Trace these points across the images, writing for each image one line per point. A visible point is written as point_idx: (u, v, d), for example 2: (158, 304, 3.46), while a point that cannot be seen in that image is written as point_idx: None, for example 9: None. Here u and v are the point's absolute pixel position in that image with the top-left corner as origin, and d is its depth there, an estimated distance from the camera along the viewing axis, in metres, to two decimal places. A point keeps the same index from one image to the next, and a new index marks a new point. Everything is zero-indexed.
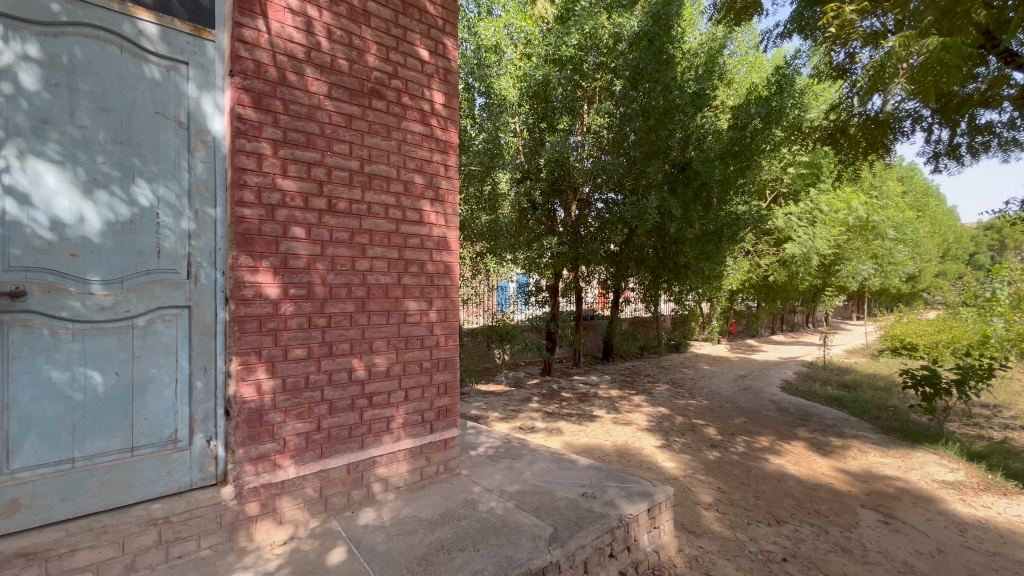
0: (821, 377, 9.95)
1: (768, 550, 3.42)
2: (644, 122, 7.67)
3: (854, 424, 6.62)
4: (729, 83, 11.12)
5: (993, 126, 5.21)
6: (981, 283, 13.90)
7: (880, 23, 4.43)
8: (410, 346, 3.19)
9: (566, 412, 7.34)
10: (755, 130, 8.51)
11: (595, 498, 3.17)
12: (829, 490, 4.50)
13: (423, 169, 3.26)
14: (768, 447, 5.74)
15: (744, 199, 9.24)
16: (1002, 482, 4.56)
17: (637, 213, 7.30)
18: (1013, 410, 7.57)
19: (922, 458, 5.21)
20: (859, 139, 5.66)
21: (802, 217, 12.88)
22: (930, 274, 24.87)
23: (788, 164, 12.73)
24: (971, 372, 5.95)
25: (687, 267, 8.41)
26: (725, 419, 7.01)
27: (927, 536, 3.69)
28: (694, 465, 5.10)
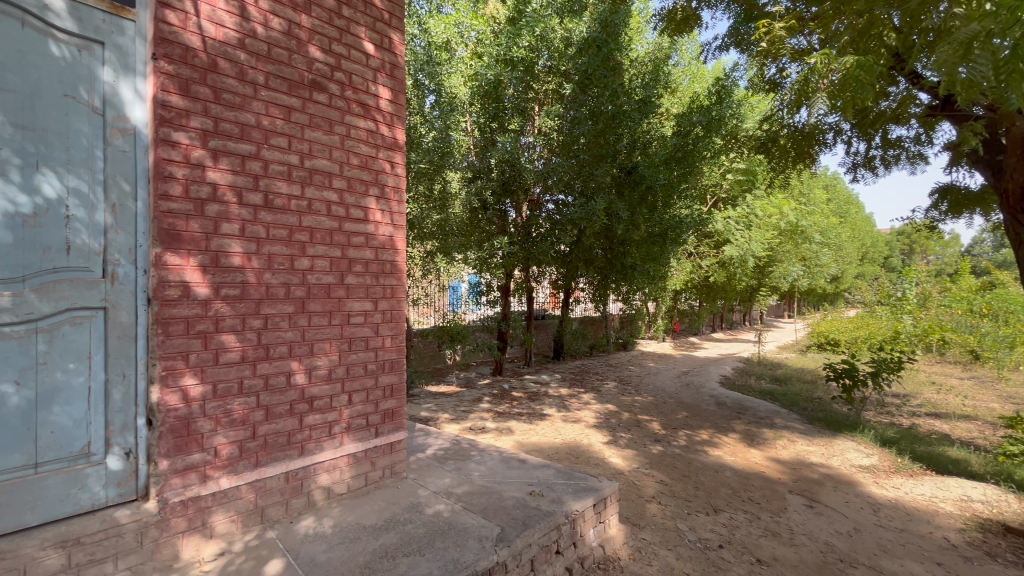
0: (756, 373, 10.57)
1: (705, 538, 3.58)
2: (593, 126, 7.79)
3: (784, 415, 7.07)
4: (673, 91, 11.62)
5: (902, 141, 5.73)
6: (893, 284, 15.28)
7: (806, 41, 4.75)
8: (354, 348, 3.08)
9: (517, 411, 7.37)
10: (696, 138, 8.91)
11: (542, 497, 3.20)
12: (761, 479, 4.78)
13: (367, 165, 3.17)
14: (707, 439, 6.03)
15: (686, 203, 9.66)
16: (909, 464, 5.02)
17: (586, 214, 7.46)
18: (918, 399, 8.37)
19: (842, 445, 5.65)
20: (788, 149, 6.06)
21: (739, 222, 13.64)
22: (851, 275, 27.05)
23: (727, 170, 13.42)
24: (884, 365, 6.51)
25: (633, 268, 8.69)
26: (668, 414, 7.30)
27: (846, 517, 3.99)
28: (639, 460, 5.27)
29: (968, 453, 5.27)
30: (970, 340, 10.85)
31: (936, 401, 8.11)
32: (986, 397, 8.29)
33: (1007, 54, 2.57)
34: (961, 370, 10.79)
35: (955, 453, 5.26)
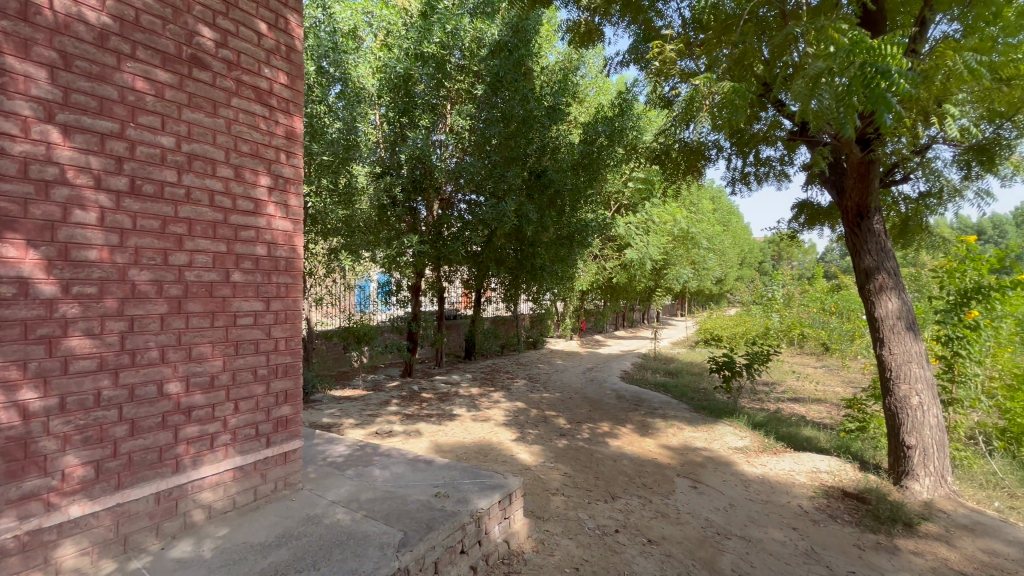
0: (652, 367, 11.44)
1: (603, 524, 3.79)
2: (504, 128, 7.87)
3: (675, 405, 7.74)
4: (581, 101, 12.25)
5: (770, 160, 6.56)
6: (765, 285, 17.43)
7: (694, 65, 5.23)
8: (241, 351, 2.83)
9: (427, 413, 7.25)
10: (601, 147, 9.40)
11: (447, 497, 3.17)
12: (654, 465, 5.18)
13: (258, 153, 2.93)
14: (608, 431, 6.41)
15: (592, 208, 10.18)
16: (774, 444, 5.74)
17: (497, 215, 7.53)
18: (782, 386, 9.60)
19: (721, 430, 6.32)
20: (680, 161, 6.67)
21: (639, 227, 14.70)
22: (733, 279, 30.34)
23: (629, 178, 14.33)
24: (756, 357, 7.39)
25: (543, 269, 8.97)
26: (573, 409, 7.63)
27: (723, 494, 4.45)
28: (545, 454, 5.44)
29: (818, 432, 6.13)
30: (821, 334, 12.67)
31: (795, 388, 9.35)
32: (832, 383, 9.74)
33: (846, 91, 3.08)
34: (815, 360, 12.60)
35: (809, 432, 6.10)
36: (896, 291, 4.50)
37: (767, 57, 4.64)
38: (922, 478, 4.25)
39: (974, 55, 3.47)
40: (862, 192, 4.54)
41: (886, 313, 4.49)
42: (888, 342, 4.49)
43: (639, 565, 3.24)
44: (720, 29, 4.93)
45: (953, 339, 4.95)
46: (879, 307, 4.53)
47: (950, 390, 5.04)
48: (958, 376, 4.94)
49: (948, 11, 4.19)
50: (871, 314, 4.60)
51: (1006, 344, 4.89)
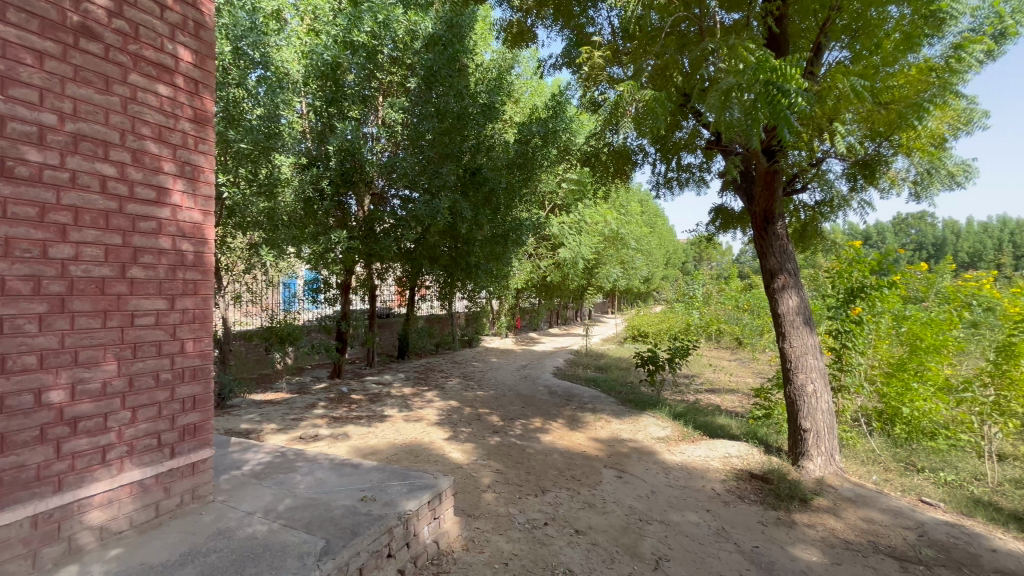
0: (583, 363, 11.81)
1: (533, 518, 3.86)
2: (439, 124, 7.75)
3: (603, 399, 8.04)
4: (516, 101, 12.41)
5: (690, 167, 6.99)
6: (687, 284, 18.58)
7: (621, 72, 5.47)
8: (140, 355, 2.57)
9: (356, 415, 7.01)
10: (535, 147, 9.52)
11: (374, 501, 3.08)
12: (582, 457, 5.35)
13: (162, 137, 2.67)
14: (539, 427, 6.54)
15: (526, 207, 10.33)
16: (692, 433, 6.13)
17: (430, 212, 7.36)
18: (700, 378, 10.29)
19: (646, 421, 6.65)
20: (609, 164, 6.93)
21: (572, 227, 15.11)
22: (659, 278, 32.06)
23: (563, 179, 14.60)
24: (677, 352, 7.85)
25: (477, 267, 8.96)
26: (507, 406, 7.70)
27: (646, 482, 4.69)
28: (478, 452, 5.45)
29: (731, 420, 6.63)
30: (735, 330, 13.73)
31: (712, 380, 10.05)
32: (744, 374, 10.59)
33: (752, 105, 3.46)
34: (730, 353, 13.64)
35: (723, 420, 6.57)
36: (796, 290, 4.97)
37: (685, 67, 4.89)
38: (815, 458, 4.72)
39: (859, 80, 3.90)
40: (768, 199, 4.96)
41: (787, 309, 4.95)
42: (789, 335, 4.94)
43: (567, 555, 3.33)
44: (644, 40, 5.23)
45: (842, 332, 5.56)
46: (782, 304, 4.98)
47: (839, 377, 5.68)
48: (846, 365, 5.57)
49: (839, 39, 4.69)
50: (775, 311, 5.03)
51: (885, 336, 5.54)
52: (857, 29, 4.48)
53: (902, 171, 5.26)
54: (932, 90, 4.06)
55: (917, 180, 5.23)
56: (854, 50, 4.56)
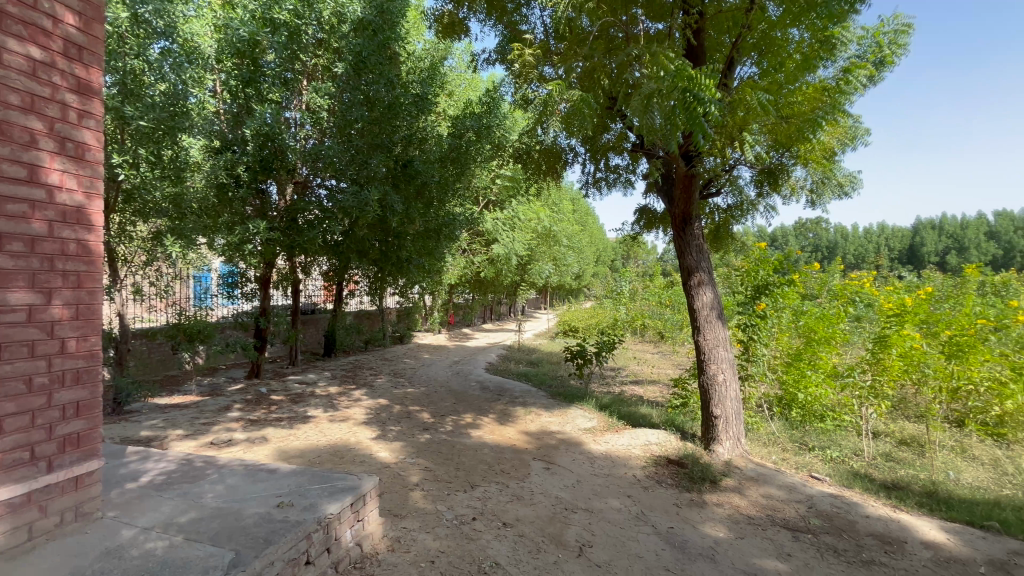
0: (515, 358, 11.94)
1: (461, 514, 3.85)
2: (368, 113, 7.50)
3: (534, 393, 8.19)
4: (449, 94, 12.25)
5: (617, 168, 7.26)
6: (615, 281, 19.39)
7: (552, 73, 5.58)
8: (7, 357, 2.24)
9: (276, 416, 6.61)
10: (469, 141, 9.43)
11: (291, 506, 2.92)
12: (512, 451, 5.42)
13: (34, 108, 2.34)
14: (470, 422, 6.54)
15: (459, 202, 10.23)
16: (616, 423, 6.40)
17: (358, 204, 7.03)
18: (625, 371, 10.77)
19: (574, 413, 6.87)
20: (540, 162, 7.02)
21: (505, 223, 15.20)
22: (589, 275, 33.19)
23: (497, 175, 14.60)
24: (604, 346, 8.17)
25: (409, 261, 8.76)
26: (437, 403, 7.61)
27: (572, 473, 4.84)
28: (407, 450, 5.34)
29: (652, 409, 7.01)
30: (658, 324, 14.54)
31: (636, 372, 10.57)
32: (665, 366, 11.25)
33: (672, 111, 3.65)
34: (653, 347, 14.42)
35: (645, 410, 6.93)
36: (710, 286, 5.32)
37: (611, 70, 5.08)
38: (724, 442, 5.11)
39: (764, 95, 4.29)
40: (686, 202, 5.28)
41: (702, 304, 5.29)
42: (704, 329, 5.29)
43: (494, 549, 3.35)
44: (575, 41, 5.36)
45: (748, 326, 6.05)
46: (698, 299, 5.31)
47: (746, 367, 6.18)
48: (752, 356, 6.07)
49: (750, 55, 5.05)
50: (692, 306, 5.37)
51: (786, 329, 6.12)
52: (763, 50, 4.84)
53: (800, 180, 5.83)
54: (824, 108, 4.52)
55: (813, 188, 5.81)
56: (761, 66, 4.92)
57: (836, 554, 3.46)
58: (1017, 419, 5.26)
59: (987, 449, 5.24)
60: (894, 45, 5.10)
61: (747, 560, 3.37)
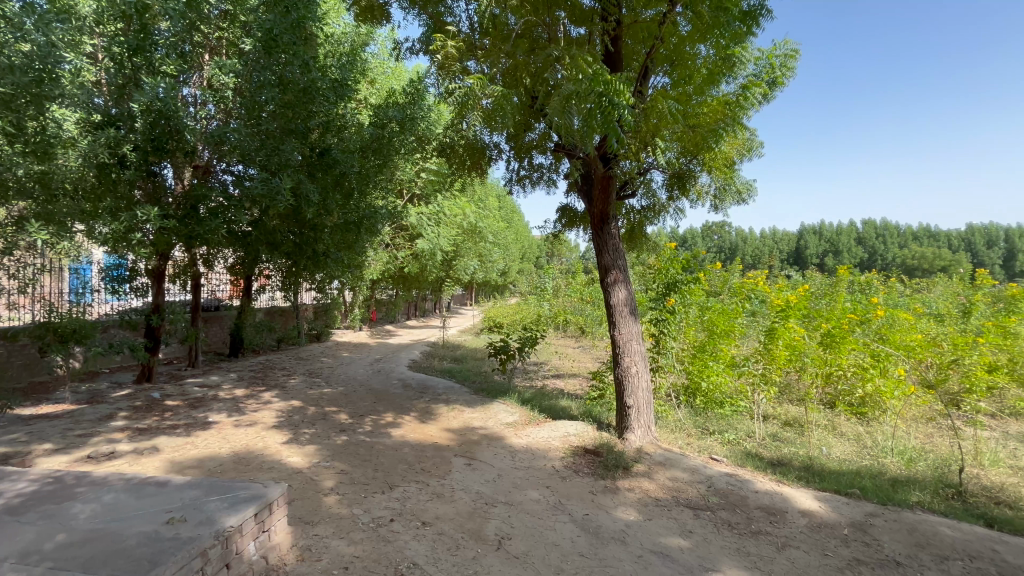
0: (439, 355, 11.81)
1: (378, 516, 3.73)
2: (280, 95, 6.94)
3: (457, 389, 8.15)
4: (371, 81, 11.86)
5: (541, 167, 7.40)
6: (540, 278, 19.82)
7: (475, 68, 5.59)
8: None
9: (171, 423, 6.00)
10: (392, 132, 9.13)
11: (185, 521, 2.66)
12: (433, 448, 5.36)
13: None
14: (391, 421, 6.37)
15: (382, 194, 9.88)
16: (538, 416, 6.54)
17: (269, 192, 6.46)
18: (548, 365, 11.06)
19: (496, 408, 6.94)
20: (464, 157, 6.97)
21: (430, 218, 14.96)
22: (515, 271, 33.65)
23: (422, 169, 14.29)
24: (526, 341, 8.31)
25: (325, 255, 8.41)
26: (356, 403, 7.31)
27: (493, 467, 4.87)
28: (321, 454, 5.08)
29: (571, 402, 7.25)
30: (580, 320, 15.06)
31: (558, 366, 10.90)
32: (585, 360, 11.69)
33: (592, 112, 3.77)
34: (575, 341, 14.93)
35: (564, 403, 7.16)
36: (625, 284, 5.59)
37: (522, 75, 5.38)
38: (636, 430, 5.41)
39: (673, 104, 4.62)
40: (603, 202, 5.52)
41: (618, 300, 5.55)
42: (619, 324, 5.55)
43: (412, 549, 3.28)
44: (499, 38, 5.44)
45: (659, 320, 6.51)
46: (613, 296, 5.56)
47: (656, 359, 6.60)
48: (663, 349, 6.50)
49: (663, 67, 5.26)
50: (608, 302, 5.61)
51: (692, 324, 6.58)
52: (673, 62, 5.09)
53: (704, 186, 6.32)
54: (725, 121, 4.91)
55: (717, 194, 6.31)
56: (672, 78, 5.14)
57: (730, 528, 3.80)
58: (875, 400, 6.05)
59: (852, 426, 6.01)
60: (784, 67, 5.76)
61: (654, 539, 3.60)
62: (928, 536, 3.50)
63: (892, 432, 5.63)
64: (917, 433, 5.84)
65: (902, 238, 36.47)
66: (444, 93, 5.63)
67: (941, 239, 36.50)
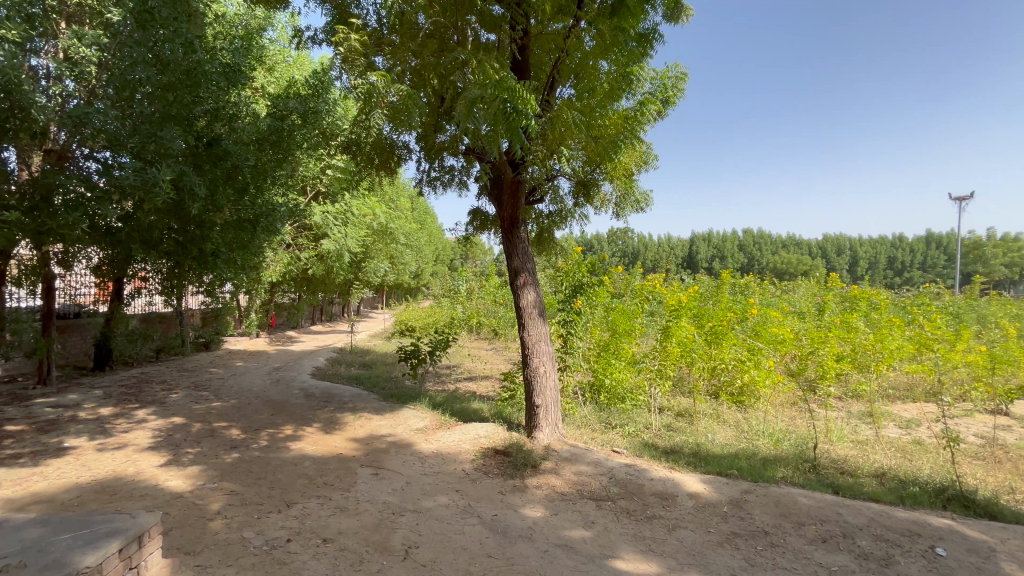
0: (346, 361, 11.27)
1: (272, 538, 3.46)
2: (159, 76, 6.19)
3: (365, 396, 7.83)
4: (268, 68, 11.03)
5: (452, 169, 7.35)
6: (454, 280, 19.72)
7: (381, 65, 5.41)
8: None
9: (13, 452, 5.08)
10: (293, 125, 8.55)
11: (27, 566, 2.26)
12: (336, 460, 5.09)
13: None
14: (289, 434, 5.94)
15: (281, 190, 9.20)
16: (448, 419, 6.48)
17: (144, 184, 5.59)
18: (460, 368, 11.04)
19: (406, 414, 6.77)
20: (372, 155, 6.73)
21: (337, 218, 14.21)
22: (428, 273, 33.15)
23: (327, 165, 13.49)
24: (438, 344, 8.21)
25: (215, 256, 7.71)
26: (250, 416, 6.71)
27: (401, 475, 4.75)
28: (206, 475, 4.59)
29: (483, 403, 7.29)
30: (493, 322, 15.21)
31: (470, 369, 10.90)
32: (497, 361, 11.83)
33: (501, 113, 3.85)
34: (488, 343, 15.06)
35: (476, 405, 7.18)
36: (533, 286, 5.73)
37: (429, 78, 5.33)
38: (544, 428, 5.57)
39: (576, 115, 4.86)
40: (513, 206, 5.63)
41: (527, 302, 5.68)
42: (528, 326, 5.67)
43: (310, 570, 3.09)
44: (407, 36, 5.37)
45: (567, 321, 6.81)
46: (522, 298, 5.68)
47: (564, 358, 6.91)
48: (570, 348, 6.81)
49: (569, 79, 5.51)
50: (517, 304, 5.72)
51: (598, 324, 6.95)
52: (578, 75, 5.36)
53: (608, 194, 6.69)
54: (625, 133, 5.22)
55: (618, 202, 6.73)
56: (577, 89, 5.41)
57: (628, 515, 4.05)
58: (751, 389, 6.81)
59: (732, 413, 6.70)
60: (675, 88, 6.30)
61: (559, 533, 3.73)
62: (789, 506, 4.01)
63: (763, 417, 6.39)
64: (783, 417, 6.68)
65: (773, 245, 41.64)
66: (348, 87, 5.41)
67: (803, 247, 42.20)
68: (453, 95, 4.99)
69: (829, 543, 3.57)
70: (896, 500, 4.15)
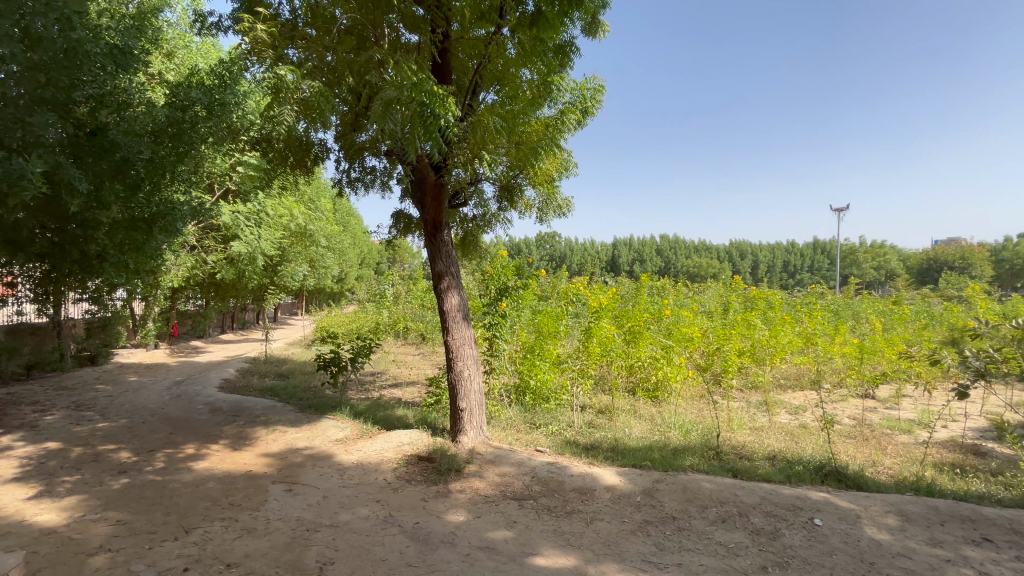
0: (259, 371, 10.53)
1: (165, 569, 3.15)
2: (26, 54, 5.41)
3: (280, 408, 7.35)
4: (165, 54, 10.10)
5: (375, 170, 7.12)
6: (379, 284, 19.10)
7: (294, 57, 5.15)
8: None
9: None
10: (196, 116, 7.81)
11: None
12: (245, 478, 4.74)
13: None
14: (191, 454, 5.43)
15: (183, 187, 8.40)
16: (370, 428, 6.26)
17: (7, 176, 4.85)
18: (385, 375, 10.71)
19: (325, 424, 6.45)
20: (286, 154, 6.38)
21: (249, 218, 13.25)
22: (353, 277, 31.89)
23: (237, 163, 12.37)
24: (360, 350, 7.90)
25: (102, 259, 7.05)
26: (143, 437, 6.05)
27: (318, 489, 4.52)
28: (87, 505, 4.08)
29: (408, 410, 7.13)
30: (420, 326, 14.95)
31: (395, 375, 10.61)
32: (424, 367, 11.62)
33: (417, 114, 3.83)
34: (414, 348, 14.76)
35: (400, 412, 7.00)
36: (457, 290, 5.72)
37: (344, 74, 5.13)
38: (469, 432, 5.56)
39: (498, 120, 4.94)
40: (436, 209, 5.58)
41: (451, 306, 5.65)
42: (452, 330, 5.64)
43: None
44: (323, 31, 5.19)
45: (492, 324, 6.87)
46: (446, 302, 5.65)
47: (491, 361, 6.94)
48: (496, 351, 6.86)
49: (492, 86, 5.58)
50: (442, 308, 5.67)
51: (524, 326, 7.08)
52: (500, 81, 5.45)
53: (531, 199, 6.84)
54: (546, 140, 5.37)
55: (541, 206, 6.89)
56: (500, 96, 5.49)
57: (549, 512, 4.16)
58: (665, 385, 7.27)
59: (648, 408, 7.10)
60: (593, 99, 6.60)
61: (481, 535, 3.75)
62: (695, 492, 4.32)
63: (675, 410, 6.83)
64: (692, 409, 7.20)
65: (687, 250, 44.73)
66: (257, 80, 5.09)
67: (712, 251, 45.73)
68: (369, 93, 4.85)
69: (728, 522, 3.89)
70: (784, 479, 4.63)
